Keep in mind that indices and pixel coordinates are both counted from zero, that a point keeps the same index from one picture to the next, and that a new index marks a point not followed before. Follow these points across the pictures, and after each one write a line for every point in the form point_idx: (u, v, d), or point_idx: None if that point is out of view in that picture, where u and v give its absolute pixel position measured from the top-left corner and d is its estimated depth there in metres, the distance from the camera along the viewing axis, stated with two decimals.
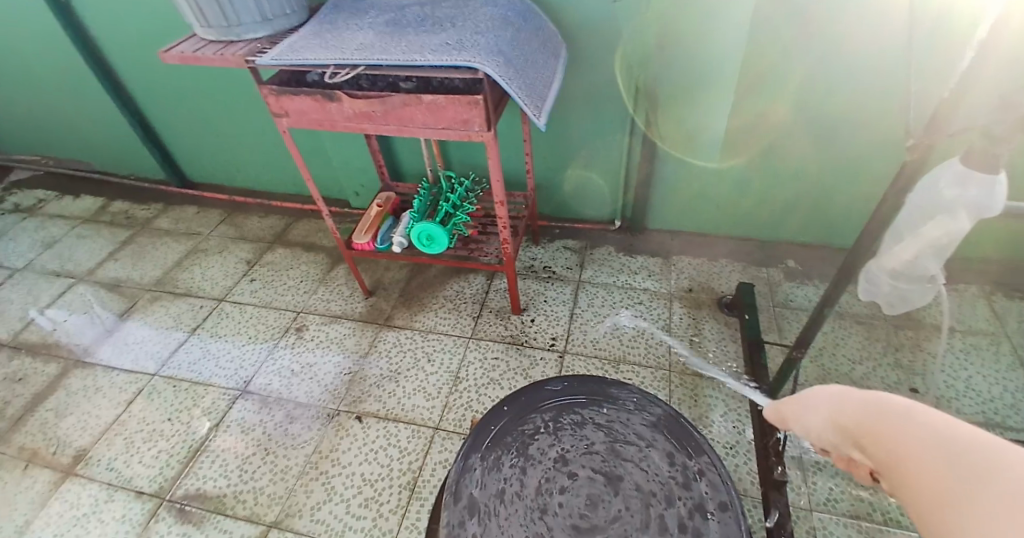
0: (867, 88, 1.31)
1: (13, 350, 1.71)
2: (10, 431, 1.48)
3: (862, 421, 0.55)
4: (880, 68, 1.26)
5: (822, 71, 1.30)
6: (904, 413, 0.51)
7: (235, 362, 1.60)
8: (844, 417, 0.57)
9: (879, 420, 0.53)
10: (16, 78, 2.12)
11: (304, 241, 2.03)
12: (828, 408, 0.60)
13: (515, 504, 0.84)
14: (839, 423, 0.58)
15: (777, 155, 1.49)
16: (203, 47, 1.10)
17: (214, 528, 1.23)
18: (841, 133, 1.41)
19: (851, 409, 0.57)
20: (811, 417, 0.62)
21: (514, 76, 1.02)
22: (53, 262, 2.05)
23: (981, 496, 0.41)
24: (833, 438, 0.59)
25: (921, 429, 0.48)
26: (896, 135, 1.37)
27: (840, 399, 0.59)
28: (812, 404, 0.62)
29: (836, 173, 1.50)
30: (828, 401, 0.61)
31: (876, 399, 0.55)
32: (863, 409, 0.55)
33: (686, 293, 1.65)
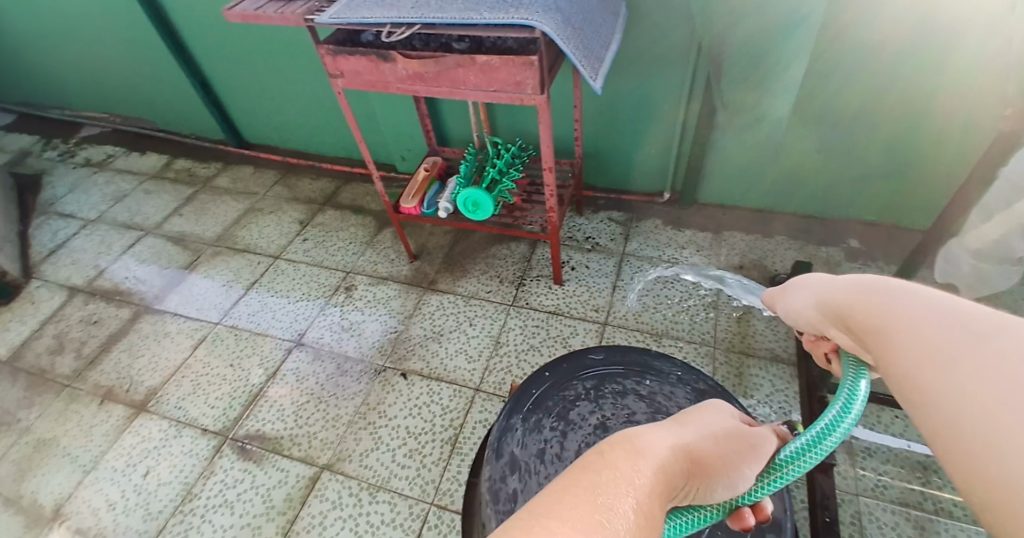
0: (926, 64, 1.24)
1: (89, 295, 1.85)
2: (87, 370, 1.61)
3: (854, 299, 0.55)
4: (948, 42, 1.18)
5: (882, 44, 1.24)
6: (901, 288, 0.52)
7: (290, 316, 1.68)
8: (834, 296, 0.58)
9: (874, 295, 0.53)
10: (88, 37, 2.23)
11: (353, 203, 2.08)
12: (818, 290, 0.61)
13: (555, 465, 0.87)
14: (828, 302, 0.58)
15: (846, 127, 1.42)
16: (265, 5, 1.12)
17: (272, 467, 1.32)
18: (914, 104, 1.32)
19: (844, 288, 0.57)
20: (798, 301, 0.63)
21: (572, 35, 1.00)
22: (124, 215, 2.19)
23: (973, 361, 0.44)
24: (817, 318, 0.60)
25: (917, 302, 0.50)
26: (980, 107, 1.27)
27: (829, 284, 0.60)
28: (803, 289, 0.63)
29: (896, 147, 1.42)
30: (819, 285, 0.61)
31: (872, 279, 0.55)
32: (856, 288, 0.56)
33: (735, 270, 1.61)
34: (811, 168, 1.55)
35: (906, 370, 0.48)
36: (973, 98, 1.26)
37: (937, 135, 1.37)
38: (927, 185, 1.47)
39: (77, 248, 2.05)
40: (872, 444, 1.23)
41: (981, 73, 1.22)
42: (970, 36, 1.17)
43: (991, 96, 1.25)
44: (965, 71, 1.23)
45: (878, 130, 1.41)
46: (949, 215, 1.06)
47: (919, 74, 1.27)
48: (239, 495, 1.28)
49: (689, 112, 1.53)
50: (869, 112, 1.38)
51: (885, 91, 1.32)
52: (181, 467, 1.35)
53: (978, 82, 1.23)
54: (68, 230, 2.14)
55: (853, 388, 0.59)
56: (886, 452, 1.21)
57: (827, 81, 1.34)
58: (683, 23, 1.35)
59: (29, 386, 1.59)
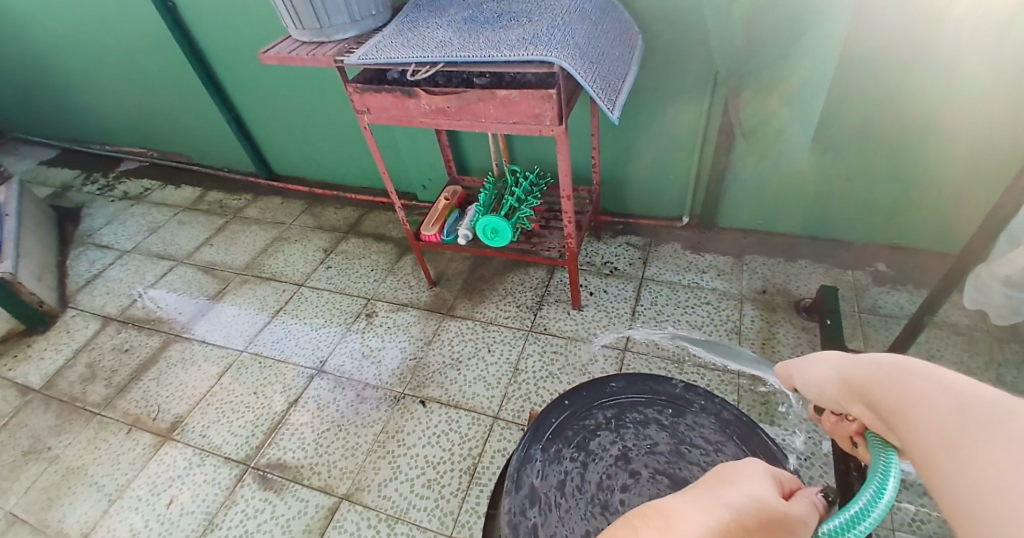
0: (925, 90, 1.25)
1: (122, 324, 1.91)
2: (117, 397, 1.65)
3: (874, 377, 0.54)
4: (941, 59, 1.18)
5: (879, 74, 1.25)
6: (919, 368, 0.50)
7: (312, 343, 1.70)
8: (856, 374, 0.57)
9: (892, 375, 0.52)
10: (129, 77, 2.35)
11: (375, 231, 2.12)
12: (841, 367, 0.60)
13: (575, 498, 0.85)
14: (850, 380, 0.58)
15: (855, 148, 1.41)
16: (296, 47, 1.17)
17: (292, 496, 1.32)
18: (916, 122, 1.31)
19: (866, 366, 0.56)
20: (820, 376, 0.62)
21: (590, 69, 1.02)
22: (157, 245, 2.26)
23: (988, 447, 0.41)
24: (840, 395, 0.59)
25: (934, 384, 0.48)
26: (982, 120, 1.25)
27: (851, 362, 0.59)
28: (824, 365, 0.62)
29: (908, 167, 1.40)
30: (840, 363, 0.61)
31: (893, 359, 0.54)
32: (877, 367, 0.55)
33: (758, 295, 1.58)
34: (832, 193, 1.52)
35: (924, 448, 0.46)
36: (970, 116, 1.25)
37: (948, 159, 1.35)
38: (952, 208, 1.43)
39: (112, 278, 2.12)
40: (909, 477, 1.17)
41: (983, 96, 1.21)
42: (964, 62, 1.17)
43: (996, 117, 1.23)
44: (963, 96, 1.23)
45: (888, 156, 1.40)
46: (980, 240, 1.03)
47: (919, 100, 1.27)
48: (259, 525, 1.28)
49: (707, 138, 1.53)
50: (880, 137, 1.37)
51: (887, 110, 1.31)
52: (204, 496, 1.36)
53: (977, 105, 1.23)
54: (104, 261, 2.23)
55: (885, 470, 0.56)
56: (924, 485, 1.16)
57: (836, 108, 1.35)
58: (701, 51, 1.36)
59: (62, 414, 1.64)
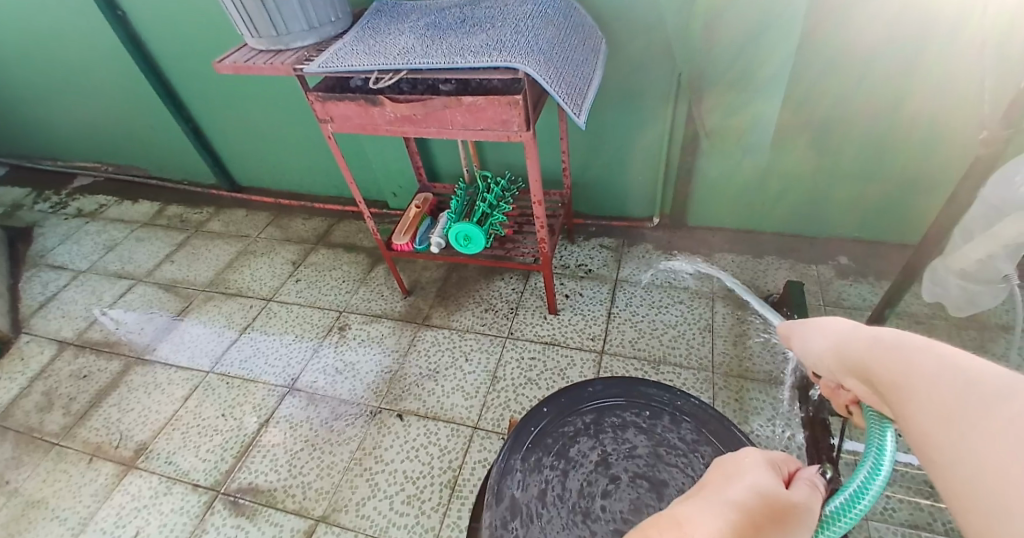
0: (885, 81, 1.27)
1: (79, 348, 1.82)
2: (76, 426, 1.58)
3: (873, 350, 0.53)
4: (899, 55, 1.22)
5: (838, 68, 1.28)
6: (919, 343, 0.50)
7: (283, 360, 1.65)
8: (854, 345, 0.56)
9: (894, 349, 0.51)
10: (79, 90, 2.26)
11: (345, 242, 2.08)
12: (837, 336, 0.59)
13: (557, 507, 0.84)
14: (847, 351, 0.56)
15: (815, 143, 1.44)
16: (254, 56, 1.14)
17: (266, 521, 1.28)
18: (875, 115, 1.34)
19: (865, 339, 0.55)
20: (817, 344, 0.61)
21: (555, 73, 1.01)
22: (115, 264, 2.17)
23: (989, 423, 0.41)
24: (833, 365, 0.58)
25: (935, 359, 0.47)
26: (936, 113, 1.30)
27: (850, 332, 0.58)
28: (822, 334, 0.61)
29: (867, 161, 1.44)
30: (838, 332, 0.59)
31: (893, 332, 0.53)
32: (878, 338, 0.54)
33: (729, 292, 1.60)
34: (797, 188, 1.55)
35: (922, 426, 0.46)
36: (922, 109, 1.30)
37: (909, 148, 1.38)
38: (914, 197, 1.47)
39: (67, 300, 2.03)
40: None
41: (941, 83, 1.24)
42: (921, 53, 1.20)
43: (954, 105, 1.27)
44: (921, 84, 1.25)
45: (852, 147, 1.42)
46: (936, 234, 1.06)
47: (880, 91, 1.29)
48: None
49: (674, 139, 1.54)
50: (842, 131, 1.39)
51: (846, 106, 1.34)
52: (172, 526, 1.30)
53: (936, 94, 1.26)
54: (58, 282, 2.13)
55: (881, 446, 0.58)
56: (893, 473, 1.18)
57: (796, 106, 1.38)
58: (664, 54, 1.38)
59: (16, 445, 1.55)
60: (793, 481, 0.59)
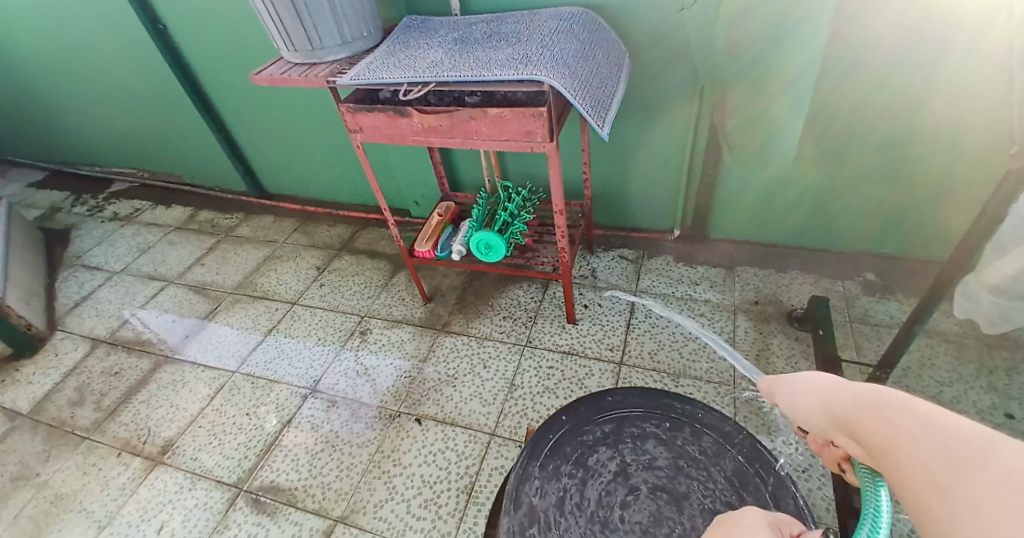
0: (902, 91, 1.27)
1: (111, 346, 1.88)
2: (106, 421, 1.63)
3: (857, 408, 0.54)
4: (916, 69, 1.22)
5: (855, 76, 1.27)
6: (902, 402, 0.50)
7: (305, 362, 1.69)
8: (838, 403, 0.57)
9: (877, 406, 0.52)
10: (119, 99, 2.35)
11: (368, 248, 2.12)
12: (823, 395, 0.60)
13: (575, 516, 0.84)
14: (833, 408, 0.58)
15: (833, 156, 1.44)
16: (289, 69, 1.18)
17: (286, 520, 1.30)
18: (892, 128, 1.34)
19: (848, 397, 0.56)
20: (804, 402, 0.63)
21: (578, 86, 1.03)
22: (147, 266, 2.25)
23: (975, 482, 0.40)
24: (823, 424, 0.59)
25: (921, 419, 0.47)
26: (956, 129, 1.29)
27: (834, 391, 0.59)
28: (806, 392, 0.63)
29: (889, 174, 1.43)
30: (823, 390, 0.61)
31: (878, 390, 0.53)
32: (861, 397, 0.54)
33: (752, 306, 1.59)
34: (821, 202, 1.54)
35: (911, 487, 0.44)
36: (941, 124, 1.30)
37: (932, 160, 1.37)
38: (943, 212, 1.45)
39: (101, 300, 2.10)
40: None
41: (960, 95, 1.23)
42: (941, 61, 1.20)
43: (974, 116, 1.26)
44: (936, 93, 1.25)
45: (872, 159, 1.41)
46: (966, 247, 1.04)
47: (897, 102, 1.29)
48: None
49: (696, 151, 1.55)
50: (865, 144, 1.39)
51: (864, 119, 1.34)
52: (195, 521, 1.33)
53: (956, 106, 1.25)
54: (93, 282, 2.20)
55: (878, 508, 0.57)
56: None
57: (819, 119, 1.37)
58: (686, 68, 1.39)
59: (50, 439, 1.60)
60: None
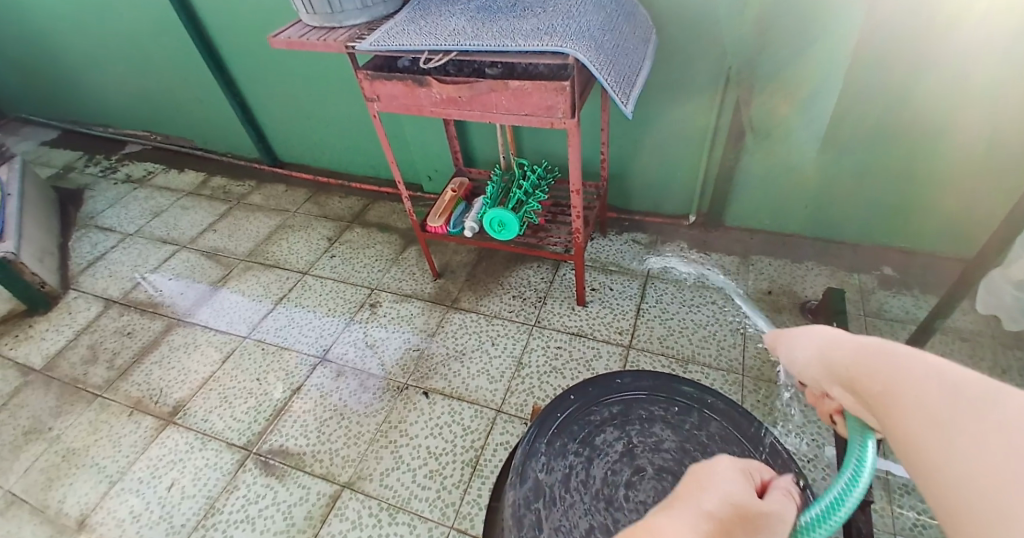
0: (936, 89, 1.24)
1: (124, 307, 1.91)
2: (118, 380, 1.65)
3: (859, 359, 0.52)
4: (953, 69, 1.19)
5: (888, 76, 1.25)
6: (904, 353, 0.49)
7: (315, 331, 1.70)
8: (838, 355, 0.55)
9: (880, 356, 0.50)
10: (134, 59, 2.33)
11: (380, 221, 2.12)
12: (821, 345, 0.58)
13: (580, 493, 0.85)
14: (832, 359, 0.55)
15: (858, 150, 1.41)
16: (308, 32, 1.16)
17: (294, 483, 1.32)
18: (922, 126, 1.31)
19: (850, 348, 0.54)
20: (801, 354, 0.60)
21: (604, 61, 1.01)
22: (160, 229, 2.26)
23: (980, 429, 0.40)
24: (819, 374, 0.57)
25: (923, 367, 0.46)
26: (990, 133, 1.26)
27: (834, 342, 0.57)
28: (805, 344, 0.60)
29: (915, 170, 1.40)
30: (822, 342, 0.58)
31: (879, 342, 0.52)
32: (862, 347, 0.53)
33: (764, 295, 1.58)
34: (841, 194, 1.52)
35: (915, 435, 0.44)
36: (974, 126, 1.26)
37: (959, 162, 1.34)
38: (968, 213, 1.42)
39: (114, 261, 2.12)
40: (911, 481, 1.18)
41: (996, 99, 1.20)
42: (979, 61, 1.16)
43: (1010, 121, 1.22)
44: (970, 97, 1.22)
45: (900, 155, 1.38)
46: (993, 245, 1.02)
47: (930, 100, 1.26)
48: (261, 511, 1.28)
49: (717, 136, 1.52)
50: (891, 139, 1.36)
51: (894, 115, 1.31)
52: (205, 480, 1.36)
53: (992, 109, 1.22)
54: (107, 243, 2.22)
55: (862, 459, 0.58)
56: None
57: (847, 109, 1.34)
58: (713, 49, 1.36)
59: (63, 394, 1.64)
60: (767, 490, 0.59)
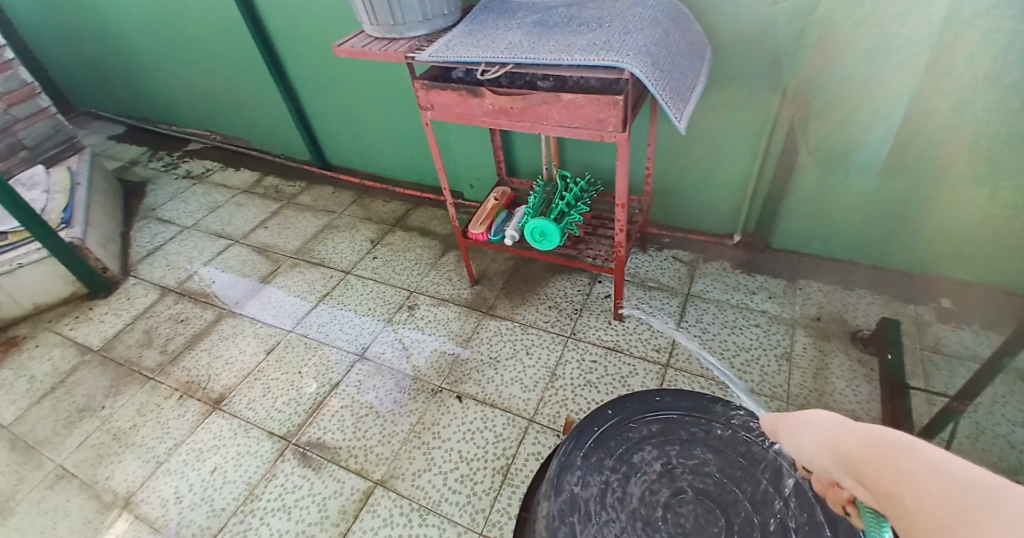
0: (999, 118, 1.19)
1: (179, 295, 2.00)
2: (170, 364, 1.73)
3: (862, 448, 0.49)
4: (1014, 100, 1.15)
5: (952, 99, 1.21)
6: (907, 443, 0.46)
7: (355, 329, 1.74)
8: (844, 441, 0.51)
9: (883, 447, 0.47)
10: (201, 62, 2.46)
11: (421, 226, 2.16)
12: (825, 434, 0.54)
13: (616, 510, 0.84)
14: (838, 446, 0.52)
15: (919, 175, 1.36)
16: (370, 42, 1.21)
17: (329, 476, 1.36)
18: (982, 154, 1.27)
19: (852, 436, 0.51)
20: (808, 441, 0.56)
21: (659, 76, 1.01)
22: (215, 224, 2.36)
23: (983, 524, 0.37)
24: (826, 463, 0.53)
25: (925, 459, 0.44)
26: None
27: (837, 430, 0.54)
28: (812, 429, 0.56)
29: (975, 200, 1.34)
30: (828, 429, 0.55)
31: (882, 432, 0.49)
32: (866, 436, 0.49)
33: (812, 321, 1.53)
34: (896, 222, 1.48)
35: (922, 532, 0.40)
36: None
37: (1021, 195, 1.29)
38: None
39: (171, 252, 2.23)
40: None
41: None
42: None
43: None
44: None
45: (960, 183, 1.33)
46: None
47: (991, 130, 1.22)
48: (297, 501, 1.32)
49: (769, 155, 1.50)
50: (953, 167, 1.32)
51: (955, 141, 1.27)
52: (246, 466, 1.41)
53: None
54: (165, 235, 2.34)
55: None
56: None
57: (907, 133, 1.30)
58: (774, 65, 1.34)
59: (117, 376, 1.72)
60: None
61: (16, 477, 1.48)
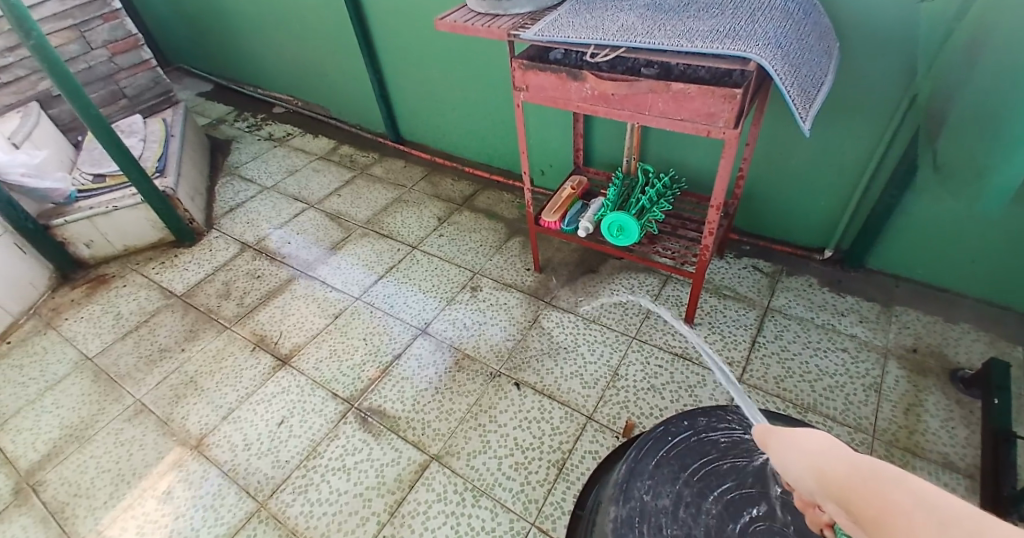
0: None
1: (256, 252, 2.09)
2: (245, 316, 1.82)
3: (850, 474, 0.46)
4: None
5: None
6: (899, 478, 0.44)
7: (418, 305, 1.76)
8: (831, 467, 0.48)
9: (870, 477, 0.45)
10: (295, 28, 2.53)
11: (489, 208, 2.15)
12: (812, 452, 0.51)
13: (689, 526, 0.80)
14: (824, 471, 0.49)
15: None
16: (473, 17, 1.19)
17: (388, 443, 1.38)
18: None
19: (842, 463, 0.48)
20: (791, 461, 0.52)
21: (788, 70, 0.93)
22: (293, 187, 2.44)
23: None
24: (813, 488, 0.49)
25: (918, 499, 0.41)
26: None
27: (822, 453, 0.51)
28: (794, 448, 0.53)
29: None
30: (814, 450, 0.51)
31: (874, 462, 0.47)
32: (854, 464, 0.47)
33: (907, 353, 1.41)
34: (1019, 253, 1.33)
35: None
36: None
37: None
38: None
39: (252, 210, 2.33)
40: None
41: None
42: None
43: None
44: None
45: None
46: None
47: None
48: (357, 463, 1.35)
49: (881, 166, 1.39)
50: None
51: None
52: (310, 422, 1.46)
53: None
54: (247, 193, 2.44)
55: None
56: None
57: None
58: (902, 69, 1.23)
59: (195, 322, 1.82)
60: None
61: (100, 407, 1.59)
